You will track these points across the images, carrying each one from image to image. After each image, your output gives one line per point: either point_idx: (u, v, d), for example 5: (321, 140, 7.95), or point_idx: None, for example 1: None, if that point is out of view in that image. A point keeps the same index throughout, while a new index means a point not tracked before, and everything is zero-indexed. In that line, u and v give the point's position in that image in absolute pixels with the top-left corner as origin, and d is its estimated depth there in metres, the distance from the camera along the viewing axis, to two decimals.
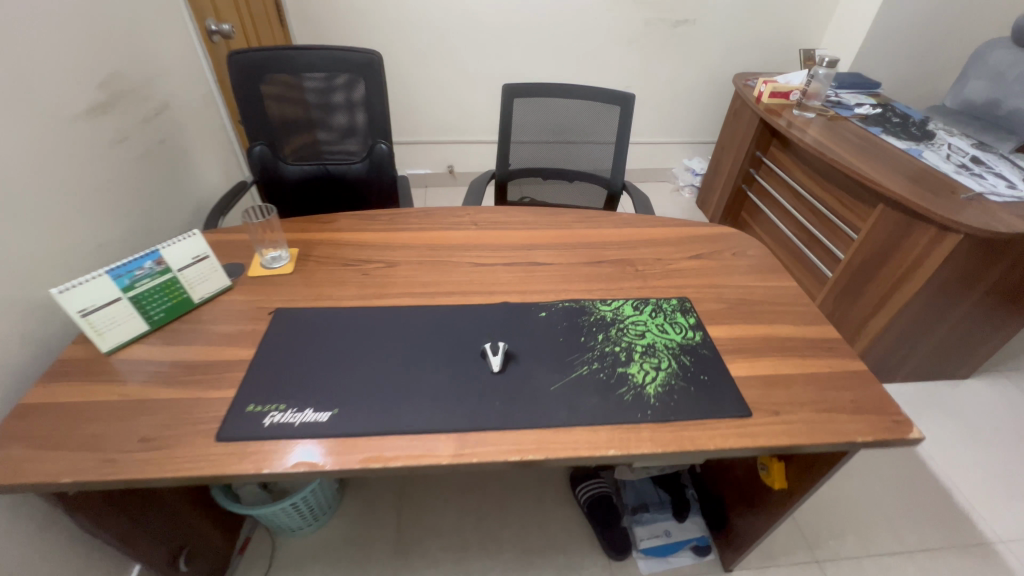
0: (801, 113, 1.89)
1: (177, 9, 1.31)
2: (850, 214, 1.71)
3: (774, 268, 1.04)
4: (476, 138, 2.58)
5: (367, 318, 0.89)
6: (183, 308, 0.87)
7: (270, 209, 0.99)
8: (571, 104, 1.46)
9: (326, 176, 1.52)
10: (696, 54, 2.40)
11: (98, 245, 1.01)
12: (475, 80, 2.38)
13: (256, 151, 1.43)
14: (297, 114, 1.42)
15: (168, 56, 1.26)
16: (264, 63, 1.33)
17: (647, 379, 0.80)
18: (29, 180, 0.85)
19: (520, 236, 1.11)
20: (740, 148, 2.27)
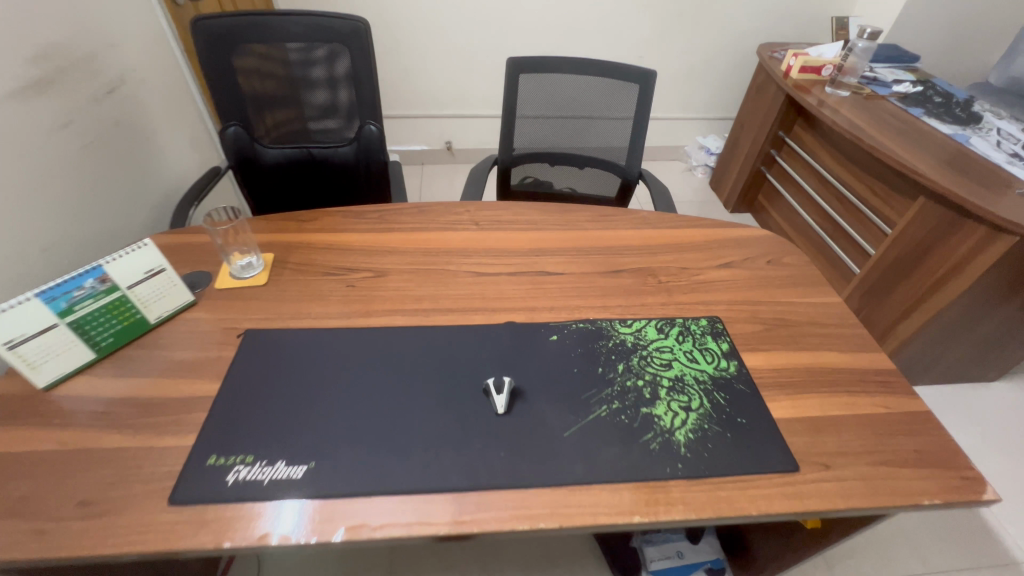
0: (834, 91, 1.70)
1: None
2: (884, 205, 1.56)
3: (815, 281, 0.92)
4: (475, 112, 2.39)
5: (352, 341, 0.77)
6: (137, 330, 0.75)
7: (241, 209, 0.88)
8: (583, 82, 1.29)
9: (309, 160, 1.37)
10: (717, 21, 2.19)
11: (40, 250, 0.88)
12: (473, 49, 2.18)
13: (229, 132, 1.28)
14: (273, 90, 1.26)
15: (120, 21, 1.09)
16: (232, 31, 1.16)
17: (676, 423, 0.68)
18: None
19: (526, 239, 0.98)
20: (761, 127, 2.10)
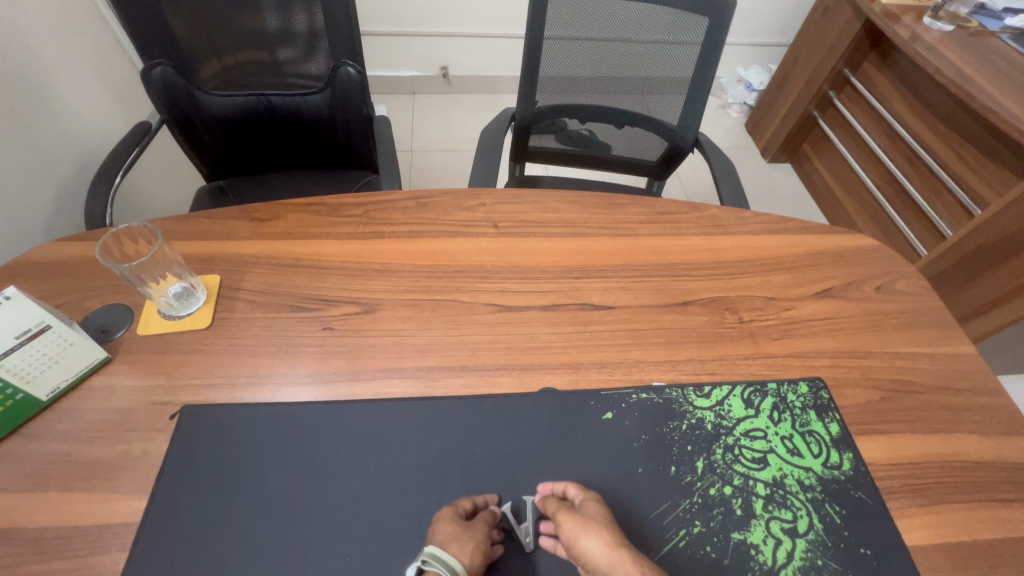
0: (932, 23, 1.36)
1: None
2: (975, 178, 1.31)
3: (941, 321, 0.70)
4: (475, 31, 1.97)
5: (330, 423, 0.56)
6: (24, 410, 0.53)
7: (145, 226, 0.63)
8: (635, 13, 0.96)
9: (269, 109, 1.06)
10: None
11: None
12: None
13: (156, 73, 0.95)
14: (211, 12, 0.92)
15: None
16: None
17: (779, 559, 0.50)
18: None
19: (563, 251, 0.73)
20: (821, 62, 1.74)
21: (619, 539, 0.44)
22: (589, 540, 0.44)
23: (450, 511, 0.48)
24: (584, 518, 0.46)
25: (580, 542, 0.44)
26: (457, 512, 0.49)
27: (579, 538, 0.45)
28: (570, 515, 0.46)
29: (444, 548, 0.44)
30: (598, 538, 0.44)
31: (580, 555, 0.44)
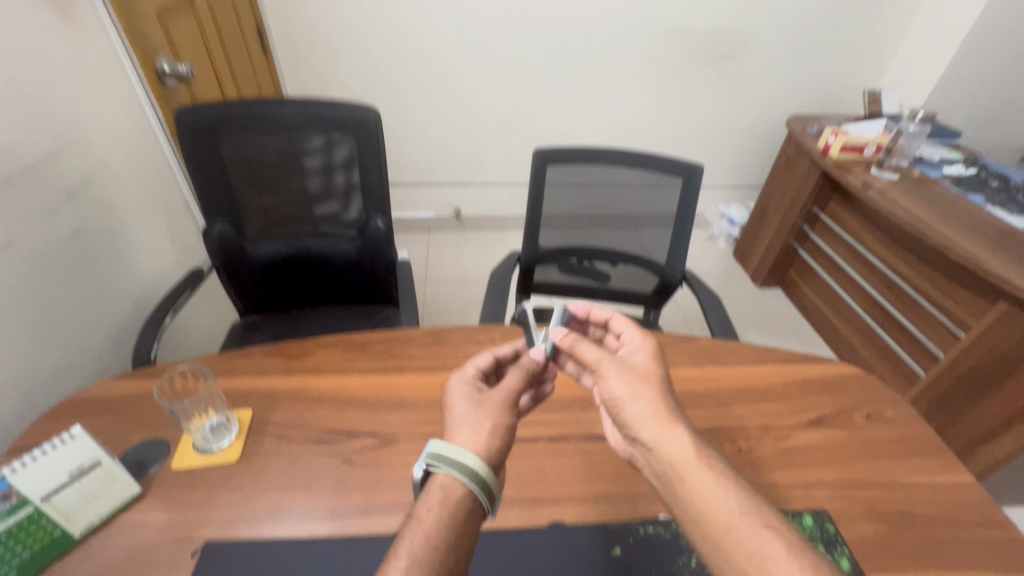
0: (879, 173, 1.58)
1: (117, 54, 1.07)
2: (952, 303, 1.40)
3: (933, 449, 0.73)
4: (484, 180, 2.27)
5: (346, 561, 0.57)
6: (57, 545, 0.56)
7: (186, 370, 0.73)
8: (619, 175, 1.16)
9: (306, 256, 1.22)
10: (738, 93, 2.11)
11: None
12: (483, 118, 2.08)
13: (216, 230, 1.12)
14: (270, 183, 1.12)
15: (88, 115, 0.98)
16: (226, 123, 1.03)
17: None
18: None
19: (566, 383, 0.80)
20: (791, 202, 1.97)
21: (659, 401, 0.56)
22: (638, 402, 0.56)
23: (464, 389, 0.61)
24: (627, 374, 0.58)
25: (629, 404, 0.56)
26: (471, 382, 0.62)
27: (627, 399, 0.57)
28: (626, 375, 0.58)
29: (453, 439, 0.54)
30: (649, 401, 0.56)
31: (627, 412, 0.56)
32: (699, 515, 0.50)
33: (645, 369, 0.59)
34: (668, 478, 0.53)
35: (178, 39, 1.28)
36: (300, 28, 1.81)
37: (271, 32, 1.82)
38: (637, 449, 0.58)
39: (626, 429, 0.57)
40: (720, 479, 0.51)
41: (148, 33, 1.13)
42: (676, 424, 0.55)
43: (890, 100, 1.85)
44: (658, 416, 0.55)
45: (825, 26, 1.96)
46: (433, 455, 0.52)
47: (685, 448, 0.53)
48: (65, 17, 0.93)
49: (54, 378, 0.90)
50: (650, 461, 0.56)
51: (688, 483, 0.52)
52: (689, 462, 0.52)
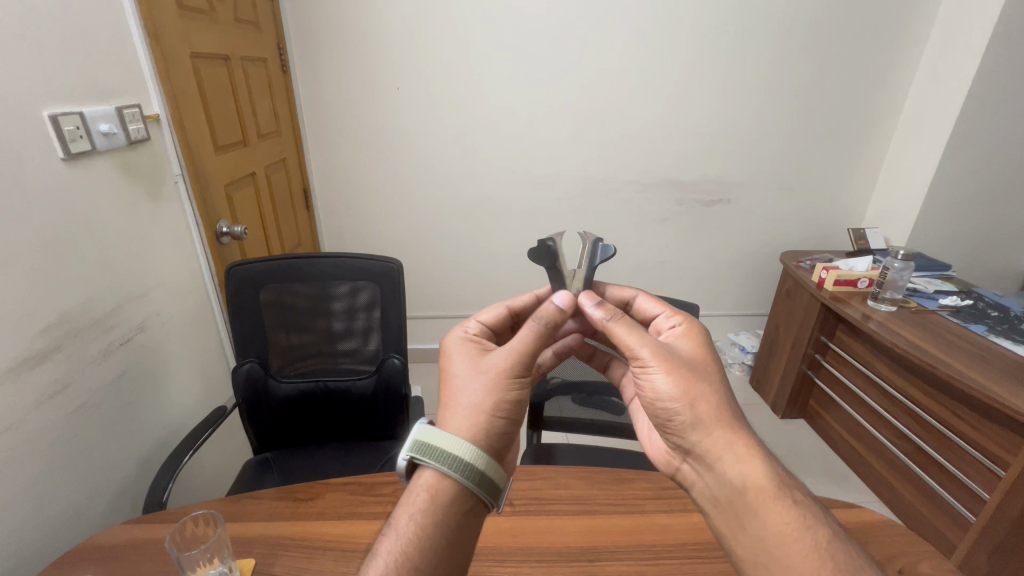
0: (875, 304, 1.65)
1: (185, 221, 1.27)
2: (983, 437, 1.34)
3: None
4: None
5: None
6: None
7: (203, 517, 0.73)
8: None
9: (325, 392, 1.27)
10: (731, 232, 2.29)
11: None
12: (497, 257, 2.27)
13: (244, 369, 1.20)
14: (298, 325, 1.22)
15: (153, 271, 1.15)
16: (269, 274, 1.17)
17: None
18: None
19: (575, 528, 0.78)
20: (798, 331, 2.01)
21: (720, 412, 0.61)
22: (695, 407, 0.61)
23: (465, 353, 0.68)
24: (683, 378, 0.63)
25: (685, 409, 0.61)
26: (471, 347, 0.70)
27: (678, 401, 0.62)
28: (681, 373, 0.63)
29: (456, 413, 0.61)
30: (705, 406, 0.61)
31: (682, 418, 0.61)
32: (768, 553, 0.55)
33: (696, 367, 0.64)
34: (731, 496, 0.58)
35: (238, 204, 1.52)
36: (340, 188, 2.12)
37: (315, 191, 2.12)
38: (691, 461, 0.62)
39: (679, 436, 0.62)
40: (794, 512, 0.56)
41: (214, 203, 1.37)
42: (740, 439, 0.59)
43: (875, 237, 1.99)
44: (720, 428, 0.60)
45: (802, 175, 2.20)
46: (410, 453, 0.58)
47: (758, 475, 0.58)
48: (152, 195, 1.15)
49: (53, 527, 0.90)
50: (706, 477, 0.61)
51: (759, 512, 0.56)
52: (756, 484, 0.57)
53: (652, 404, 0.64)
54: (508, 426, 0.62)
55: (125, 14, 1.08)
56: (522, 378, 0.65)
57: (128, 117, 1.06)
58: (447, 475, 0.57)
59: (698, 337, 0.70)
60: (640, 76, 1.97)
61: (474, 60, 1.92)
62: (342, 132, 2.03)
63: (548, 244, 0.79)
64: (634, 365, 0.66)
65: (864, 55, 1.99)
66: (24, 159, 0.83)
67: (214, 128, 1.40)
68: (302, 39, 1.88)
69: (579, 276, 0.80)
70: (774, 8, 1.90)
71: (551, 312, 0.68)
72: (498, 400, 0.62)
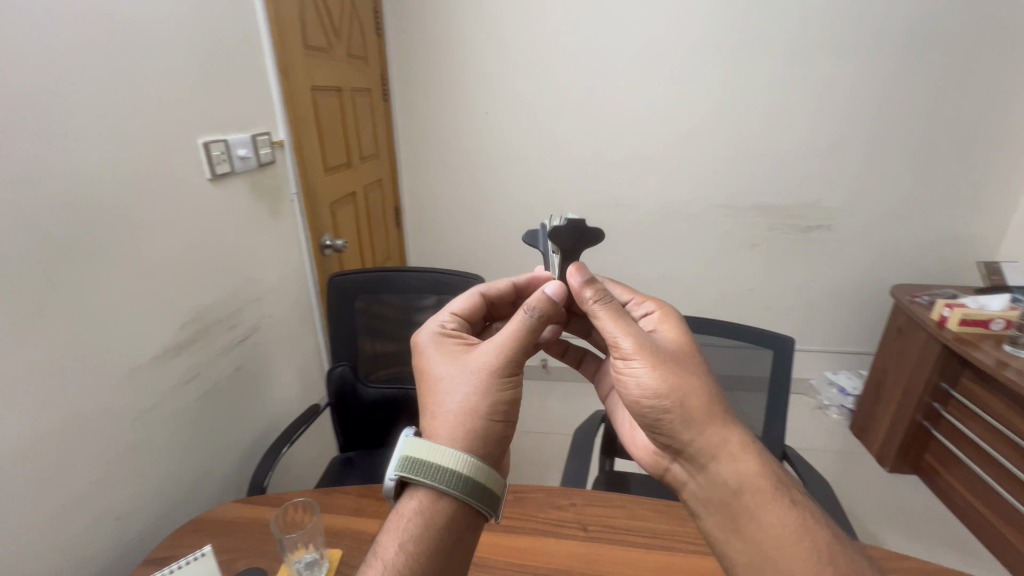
0: (1013, 348, 1.43)
1: (296, 235, 1.42)
2: None
3: None
4: None
5: None
6: None
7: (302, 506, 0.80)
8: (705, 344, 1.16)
9: (406, 399, 1.34)
10: (832, 261, 2.10)
11: (111, 521, 0.88)
12: None
13: (336, 372, 1.31)
14: (385, 334, 1.30)
15: (269, 278, 1.29)
16: (363, 285, 1.27)
17: None
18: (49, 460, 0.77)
19: (652, 564, 0.74)
20: (912, 374, 1.79)
21: (705, 406, 0.61)
22: (683, 402, 0.62)
23: (444, 351, 0.69)
24: (664, 367, 0.63)
25: (674, 404, 0.61)
26: (449, 344, 0.70)
27: (661, 393, 0.62)
28: (666, 367, 0.63)
29: (440, 411, 0.62)
30: (691, 399, 0.62)
31: (667, 412, 0.62)
32: (764, 554, 0.56)
33: (680, 359, 0.65)
34: (724, 496, 0.59)
35: (340, 220, 1.67)
36: (428, 207, 2.25)
37: (405, 210, 2.28)
38: (682, 461, 0.63)
39: (668, 434, 0.63)
40: (791, 513, 0.57)
41: (321, 219, 1.52)
42: (730, 436, 0.61)
43: (1015, 271, 1.73)
44: (709, 424, 0.61)
45: (920, 200, 1.97)
46: (399, 471, 0.57)
47: (753, 475, 0.59)
48: (272, 211, 1.30)
49: (177, 499, 1.03)
50: (697, 477, 0.62)
51: (754, 512, 0.57)
52: (749, 482, 0.58)
53: (638, 398, 0.64)
54: (507, 429, 0.63)
55: (263, 56, 1.25)
56: (514, 378, 0.64)
57: (259, 143, 1.22)
58: (441, 492, 0.57)
59: (675, 327, 0.71)
60: (733, 96, 1.90)
61: (560, 85, 1.97)
62: (433, 155, 2.16)
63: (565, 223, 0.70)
64: (615, 355, 0.66)
65: (999, 65, 1.78)
66: (180, 179, 0.99)
67: (325, 151, 1.56)
68: (403, 71, 2.04)
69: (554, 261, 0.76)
70: (886, 20, 1.76)
71: (540, 308, 0.66)
72: (493, 404, 0.62)
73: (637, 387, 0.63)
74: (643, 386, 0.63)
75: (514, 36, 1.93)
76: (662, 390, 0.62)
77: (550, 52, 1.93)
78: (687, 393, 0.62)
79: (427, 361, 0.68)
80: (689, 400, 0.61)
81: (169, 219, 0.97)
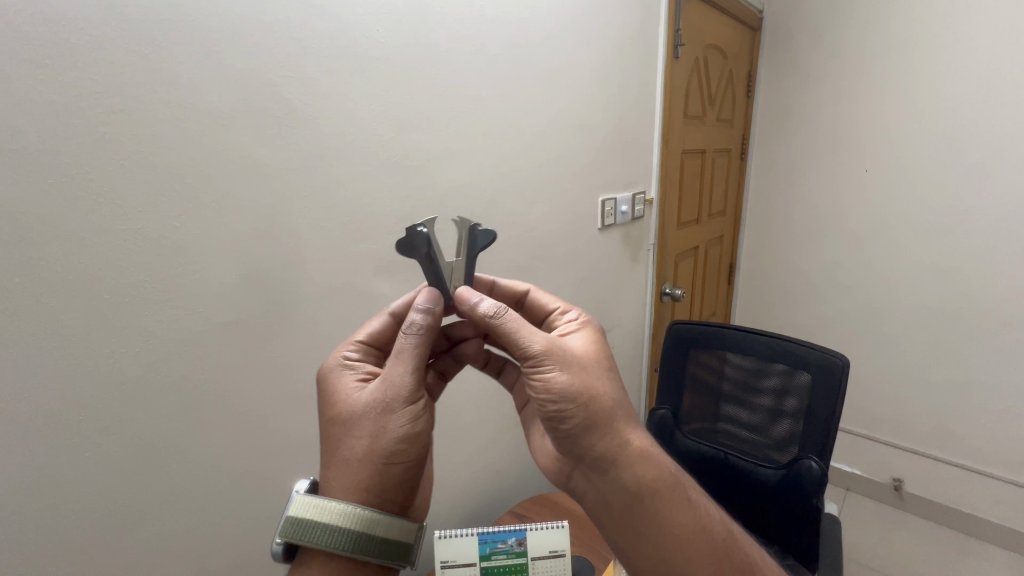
0: None
1: (647, 280, 1.59)
2: None
3: None
4: (954, 459, 1.74)
5: None
6: None
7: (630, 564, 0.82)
8: None
9: (723, 464, 1.28)
10: None
11: (490, 475, 1.19)
12: (974, 386, 1.66)
13: (656, 414, 1.37)
14: (714, 391, 1.29)
15: (618, 315, 1.50)
16: (702, 337, 1.29)
17: None
18: (475, 415, 1.11)
19: None
20: None
21: (614, 408, 0.57)
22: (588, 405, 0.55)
23: (349, 379, 0.61)
24: (572, 373, 0.55)
25: (579, 410, 0.55)
26: (349, 374, 0.62)
27: (574, 400, 0.55)
28: (574, 368, 0.56)
29: (339, 454, 0.56)
30: (602, 402, 0.56)
31: (581, 419, 0.55)
32: (666, 555, 0.56)
33: (594, 363, 0.58)
34: (625, 502, 0.57)
35: (681, 271, 1.78)
36: (768, 269, 2.12)
37: (741, 269, 2.21)
38: (587, 469, 0.58)
39: (576, 441, 0.56)
40: (687, 508, 0.58)
41: (666, 269, 1.66)
42: (633, 437, 0.58)
43: None
44: (614, 425, 0.57)
45: None
46: (282, 536, 0.52)
47: (656, 474, 0.57)
48: (633, 257, 1.50)
49: (524, 474, 1.31)
50: (604, 485, 0.58)
51: (658, 519, 0.57)
52: (652, 487, 0.57)
53: (540, 407, 0.56)
54: (405, 465, 0.56)
55: (653, 128, 1.48)
56: (419, 407, 0.58)
57: (637, 200, 1.45)
58: (331, 554, 0.52)
59: (583, 325, 0.64)
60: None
61: (996, 132, 1.49)
62: (784, 213, 2.02)
63: (420, 233, 0.61)
64: (524, 361, 0.57)
65: None
66: (579, 227, 1.28)
67: (682, 208, 1.69)
68: (768, 131, 2.01)
69: (459, 265, 0.67)
70: None
71: (423, 320, 0.58)
72: (388, 440, 0.55)
73: (554, 395, 0.55)
74: (561, 396, 0.55)
75: (927, 80, 1.59)
76: (580, 399, 0.55)
77: (987, 92, 1.49)
78: (597, 397, 0.55)
79: (326, 396, 0.61)
80: (602, 404, 0.56)
81: (567, 257, 1.26)
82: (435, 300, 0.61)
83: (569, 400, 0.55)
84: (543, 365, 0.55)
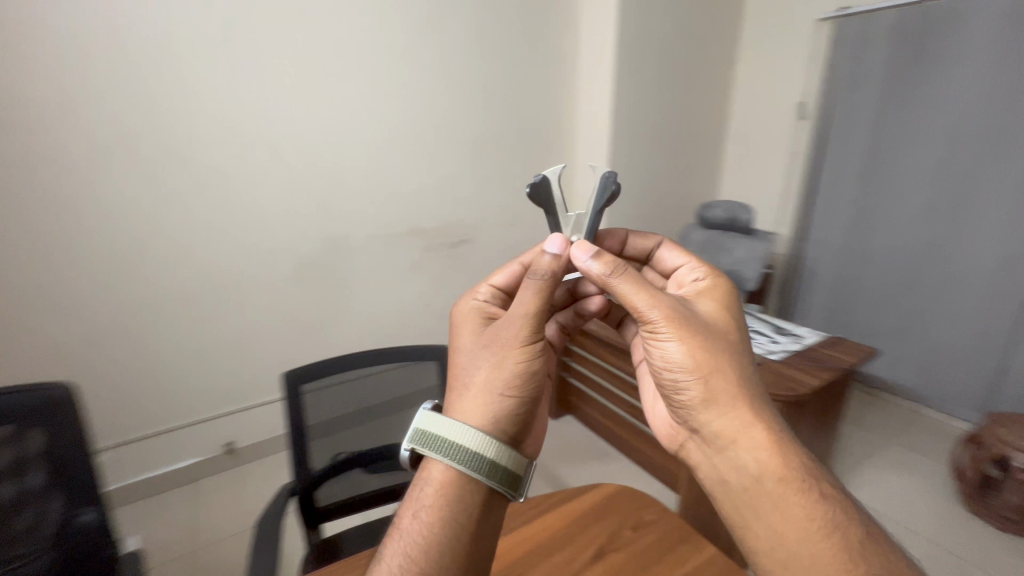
0: None
1: None
2: None
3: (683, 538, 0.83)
4: (251, 407, 2.02)
5: None
6: None
7: None
8: (378, 375, 1.19)
9: None
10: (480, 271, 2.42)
11: None
12: (238, 346, 1.91)
13: None
14: None
15: None
16: None
17: None
18: None
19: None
20: None
21: (736, 381, 0.66)
22: (709, 379, 0.66)
23: (473, 325, 0.78)
24: (685, 335, 0.68)
25: (697, 383, 0.66)
26: (477, 311, 0.80)
27: (686, 367, 0.67)
28: (697, 339, 0.67)
29: (461, 388, 0.69)
30: (714, 375, 0.65)
31: (676, 375, 0.68)
32: (783, 545, 0.57)
33: (721, 336, 0.69)
34: (745, 483, 0.61)
35: None
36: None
37: None
38: (700, 437, 0.67)
39: (694, 406, 0.67)
40: (811, 504, 0.58)
41: None
42: (757, 430, 0.62)
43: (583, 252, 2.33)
44: (728, 403, 0.64)
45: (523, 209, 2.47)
46: (413, 442, 0.67)
47: (763, 454, 0.61)
48: None
49: None
50: (712, 452, 0.65)
51: (780, 507, 0.58)
52: (771, 473, 0.60)
53: (653, 365, 0.71)
54: (516, 406, 0.68)
55: None
56: (535, 350, 0.71)
57: None
58: (451, 466, 0.64)
59: (718, 298, 0.75)
60: (361, 123, 1.93)
61: (176, 107, 1.60)
62: None
63: (533, 184, 0.86)
64: (645, 325, 0.71)
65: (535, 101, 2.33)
66: None
67: None
68: None
69: (581, 216, 0.89)
70: (452, 73, 2.08)
71: (553, 264, 0.75)
72: (504, 381, 0.68)
73: (657, 350, 0.69)
74: (660, 343, 0.69)
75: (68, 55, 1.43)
76: (688, 354, 0.67)
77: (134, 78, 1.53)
78: (699, 357, 0.66)
79: (457, 328, 0.79)
80: (711, 370, 0.66)
81: None
82: (564, 249, 0.76)
83: (664, 350, 0.69)
84: (650, 322, 0.70)
